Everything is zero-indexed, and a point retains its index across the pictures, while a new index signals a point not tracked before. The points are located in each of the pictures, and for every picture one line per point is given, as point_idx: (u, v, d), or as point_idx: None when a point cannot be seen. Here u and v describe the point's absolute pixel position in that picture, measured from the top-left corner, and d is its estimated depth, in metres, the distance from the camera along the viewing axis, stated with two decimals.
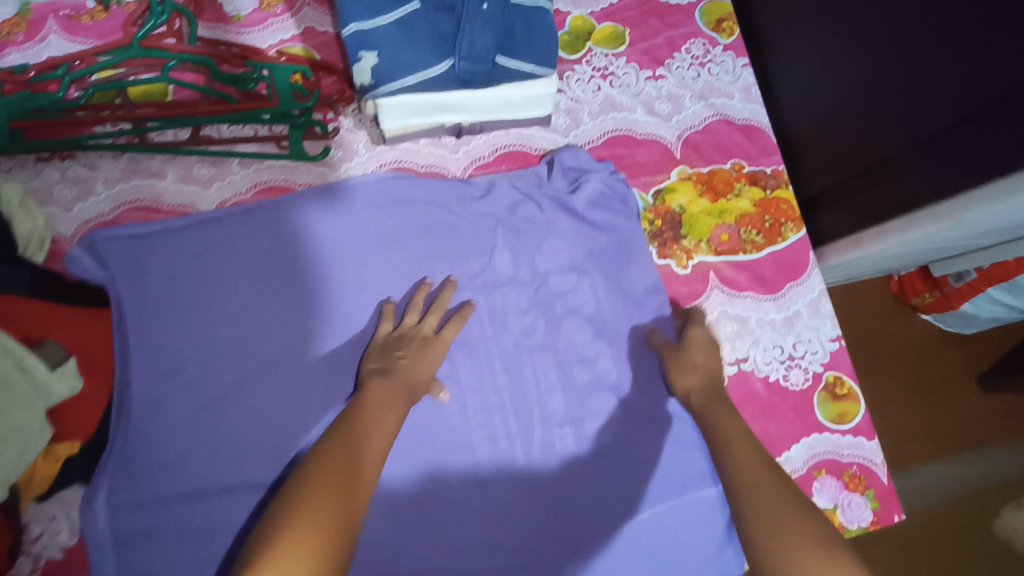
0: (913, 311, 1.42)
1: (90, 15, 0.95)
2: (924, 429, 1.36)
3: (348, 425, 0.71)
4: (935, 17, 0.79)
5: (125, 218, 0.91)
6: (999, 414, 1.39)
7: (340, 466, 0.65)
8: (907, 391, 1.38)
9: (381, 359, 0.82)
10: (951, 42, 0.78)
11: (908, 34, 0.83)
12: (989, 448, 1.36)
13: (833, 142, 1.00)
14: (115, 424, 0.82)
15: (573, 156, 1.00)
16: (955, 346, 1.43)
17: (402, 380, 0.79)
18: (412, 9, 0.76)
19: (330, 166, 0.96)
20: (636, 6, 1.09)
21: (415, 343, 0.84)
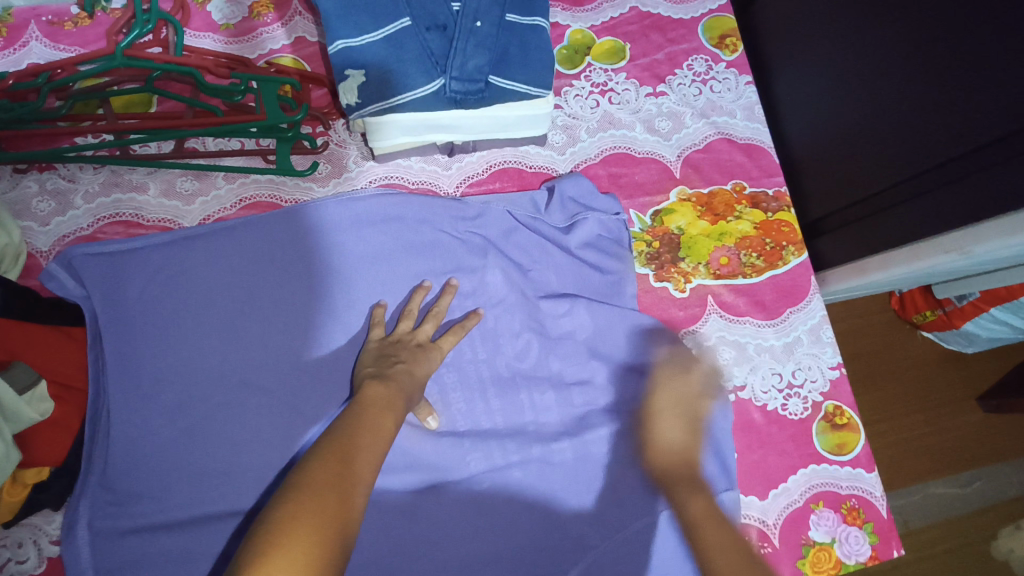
0: (912, 326, 1.39)
1: (73, 21, 0.92)
2: (923, 446, 1.33)
3: (343, 431, 0.67)
4: (951, 39, 0.76)
5: (105, 232, 0.88)
6: (1000, 430, 1.37)
7: (334, 475, 0.61)
8: (907, 408, 1.35)
9: (376, 364, 0.79)
10: (965, 66, 0.75)
11: (922, 56, 0.80)
12: (988, 467, 1.34)
13: (836, 166, 0.98)
14: (89, 447, 0.79)
15: (574, 186, 0.96)
16: (956, 363, 1.39)
17: (401, 386, 0.76)
18: (403, 25, 0.73)
19: (318, 182, 0.93)
20: (637, 20, 1.06)
21: (411, 348, 0.81)
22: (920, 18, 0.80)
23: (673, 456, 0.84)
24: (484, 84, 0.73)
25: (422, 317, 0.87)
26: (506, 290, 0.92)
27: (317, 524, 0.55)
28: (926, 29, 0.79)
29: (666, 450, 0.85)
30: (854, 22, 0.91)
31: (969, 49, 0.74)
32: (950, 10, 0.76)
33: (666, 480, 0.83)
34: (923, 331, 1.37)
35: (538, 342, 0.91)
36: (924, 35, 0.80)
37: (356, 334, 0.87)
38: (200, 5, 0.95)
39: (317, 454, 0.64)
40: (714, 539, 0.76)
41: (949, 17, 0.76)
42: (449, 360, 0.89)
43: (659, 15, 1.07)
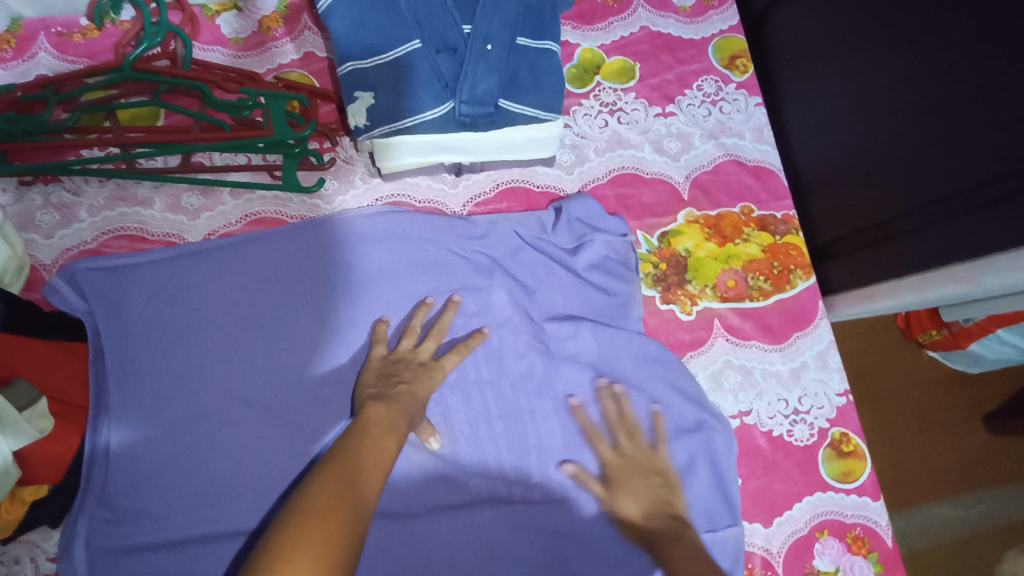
0: (918, 346, 1.38)
1: (81, 32, 0.92)
2: (926, 466, 1.32)
3: (347, 452, 0.67)
4: (967, 68, 0.76)
5: (109, 246, 0.87)
6: (1005, 452, 1.35)
7: (340, 494, 0.61)
8: (911, 427, 1.34)
9: (378, 384, 0.78)
10: (980, 96, 0.74)
11: (937, 84, 0.80)
12: (992, 489, 1.32)
13: (845, 191, 0.97)
14: (88, 465, 0.78)
15: (581, 207, 0.95)
16: (961, 384, 1.38)
17: (403, 406, 0.75)
18: (413, 48, 0.72)
19: (324, 199, 0.93)
20: (648, 40, 1.06)
21: (414, 367, 0.80)
22: (935, 45, 0.79)
23: (649, 520, 0.81)
24: (492, 108, 0.73)
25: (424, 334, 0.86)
26: (511, 310, 0.91)
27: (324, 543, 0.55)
28: (941, 57, 0.79)
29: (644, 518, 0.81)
30: (868, 47, 0.90)
31: (985, 79, 0.74)
32: (966, 38, 0.75)
33: (650, 541, 0.80)
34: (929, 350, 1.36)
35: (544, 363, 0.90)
36: (940, 62, 0.79)
37: (360, 353, 0.86)
38: (209, 19, 0.95)
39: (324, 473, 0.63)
40: None
41: (965, 45, 0.75)
42: (453, 381, 0.88)
43: (670, 35, 1.06)
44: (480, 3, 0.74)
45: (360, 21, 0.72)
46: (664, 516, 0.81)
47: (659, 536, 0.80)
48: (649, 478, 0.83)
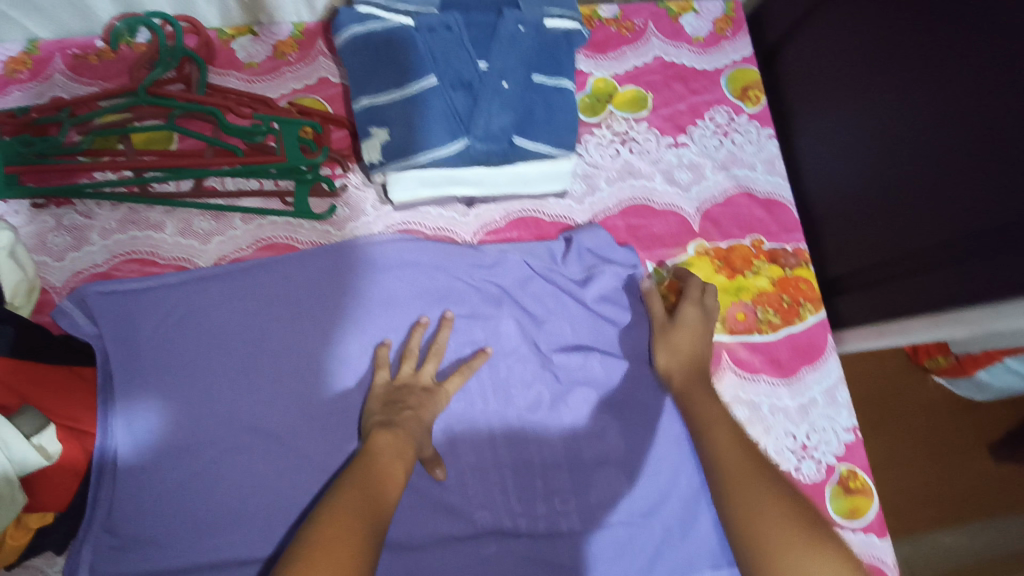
0: (925, 371, 1.37)
1: (97, 55, 0.93)
2: (931, 493, 1.30)
3: (360, 475, 0.67)
4: (994, 112, 0.76)
5: (119, 270, 0.87)
6: (1013, 480, 1.33)
7: (356, 514, 0.62)
8: (917, 454, 1.32)
9: (384, 411, 0.78)
10: (1006, 140, 0.75)
11: (962, 125, 0.80)
12: (998, 518, 1.30)
13: (858, 225, 0.97)
14: (94, 491, 0.78)
15: (591, 237, 0.94)
16: (969, 410, 1.36)
17: (409, 432, 0.75)
18: (429, 83, 0.72)
19: (335, 225, 0.93)
20: (661, 70, 1.06)
21: (417, 392, 0.81)
22: (962, 89, 0.80)
23: (690, 377, 0.85)
24: (507, 145, 0.74)
25: (423, 355, 0.86)
26: (520, 339, 0.91)
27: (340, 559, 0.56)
28: (968, 99, 0.79)
29: (686, 357, 0.86)
30: (888, 84, 0.90)
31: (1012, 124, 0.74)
32: (996, 83, 0.76)
33: (685, 399, 0.84)
34: (936, 376, 1.34)
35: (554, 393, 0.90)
36: (967, 105, 0.80)
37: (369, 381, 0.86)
38: (224, 43, 0.95)
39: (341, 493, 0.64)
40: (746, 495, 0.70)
41: (994, 90, 0.76)
42: (461, 411, 0.88)
43: (682, 66, 1.06)
44: (496, 40, 0.75)
45: (377, 58, 0.74)
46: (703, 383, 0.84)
47: (689, 386, 0.84)
48: (699, 349, 0.87)
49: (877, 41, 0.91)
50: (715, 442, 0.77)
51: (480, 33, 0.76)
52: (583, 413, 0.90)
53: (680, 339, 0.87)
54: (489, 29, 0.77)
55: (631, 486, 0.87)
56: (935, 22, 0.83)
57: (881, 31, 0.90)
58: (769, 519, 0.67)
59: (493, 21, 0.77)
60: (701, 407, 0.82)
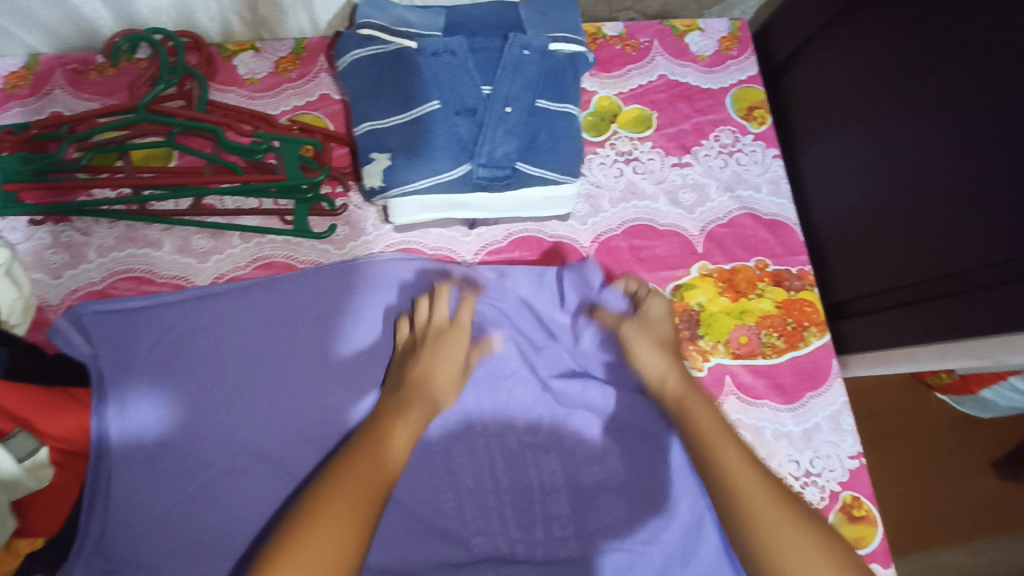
0: (928, 388, 1.35)
1: (98, 70, 0.92)
2: (934, 511, 1.28)
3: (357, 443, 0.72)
4: (1003, 142, 0.75)
5: (116, 288, 0.86)
6: (1017, 499, 1.31)
7: (357, 476, 0.67)
8: (919, 471, 1.30)
9: (398, 373, 0.83)
10: (1015, 172, 0.74)
11: (972, 154, 0.79)
12: (1001, 536, 1.28)
13: (864, 249, 0.96)
14: (87, 512, 0.77)
15: (578, 273, 0.91)
16: (972, 428, 1.35)
17: (415, 384, 0.80)
18: (432, 108, 0.73)
19: (335, 244, 0.92)
20: (666, 89, 1.05)
21: (426, 339, 0.85)
22: (971, 117, 0.79)
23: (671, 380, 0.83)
24: (510, 171, 0.73)
25: None
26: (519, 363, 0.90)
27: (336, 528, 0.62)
28: (977, 128, 0.78)
29: (661, 364, 0.84)
30: (896, 108, 0.89)
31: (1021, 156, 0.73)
32: (1005, 113, 0.75)
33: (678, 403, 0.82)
34: (939, 393, 1.33)
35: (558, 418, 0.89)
36: (977, 134, 0.78)
37: (367, 403, 0.85)
38: (226, 59, 0.95)
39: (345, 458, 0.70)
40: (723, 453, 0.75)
41: (1004, 120, 0.75)
42: (459, 433, 0.87)
43: (688, 84, 1.06)
44: (500, 66, 0.75)
45: (380, 84, 0.75)
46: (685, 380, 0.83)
47: (684, 394, 0.82)
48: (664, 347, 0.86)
49: (886, 65, 0.90)
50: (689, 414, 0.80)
51: (484, 59, 0.76)
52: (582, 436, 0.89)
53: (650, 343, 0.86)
54: (493, 55, 0.76)
55: (633, 511, 0.85)
56: (946, 49, 0.82)
57: (890, 55, 0.89)
58: (750, 482, 0.72)
59: (497, 47, 0.77)
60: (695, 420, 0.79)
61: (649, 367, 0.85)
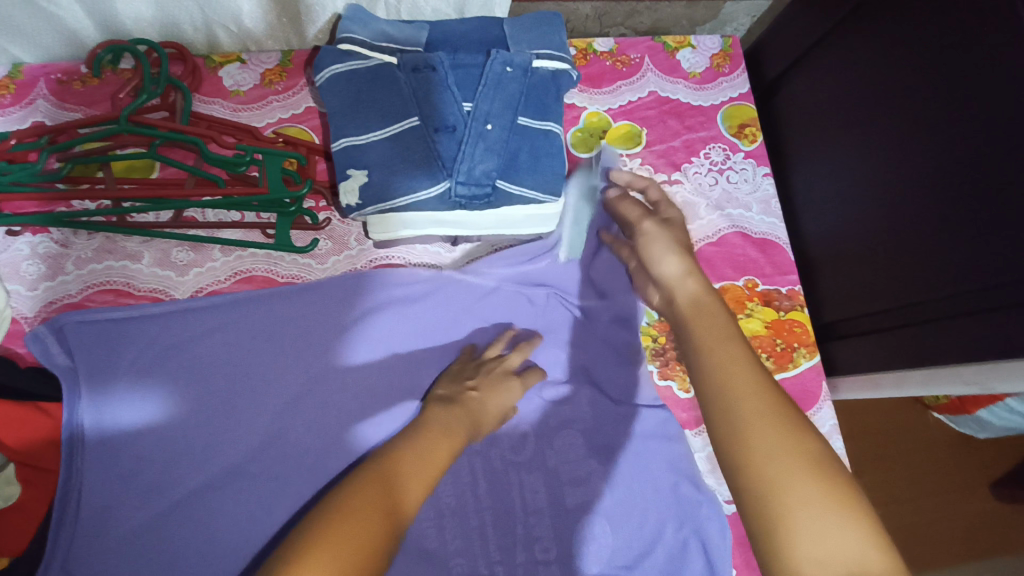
0: (924, 407, 1.33)
1: (82, 81, 0.91)
2: (927, 530, 1.26)
3: (351, 487, 0.60)
4: (991, 166, 0.75)
5: (93, 301, 0.85)
6: (1013, 519, 1.29)
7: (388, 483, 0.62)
8: (913, 489, 1.28)
9: (449, 386, 0.81)
10: (1007, 195, 0.73)
11: (960, 179, 0.78)
12: (998, 558, 1.25)
13: (854, 271, 0.95)
14: (53, 532, 0.72)
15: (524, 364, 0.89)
16: (968, 447, 1.32)
17: (468, 411, 0.77)
18: (411, 125, 0.73)
19: (316, 258, 0.91)
20: (656, 105, 1.04)
21: (489, 375, 0.83)
22: (960, 141, 0.78)
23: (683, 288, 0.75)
24: (490, 189, 0.73)
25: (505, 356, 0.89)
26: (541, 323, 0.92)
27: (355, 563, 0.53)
28: (971, 148, 0.77)
29: (677, 275, 0.78)
30: (885, 127, 0.89)
31: (1015, 180, 0.72)
32: (996, 135, 0.74)
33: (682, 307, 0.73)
34: (936, 412, 1.30)
35: (547, 423, 0.87)
36: (973, 154, 0.77)
37: (375, 438, 0.83)
38: (212, 70, 0.94)
39: (333, 503, 0.58)
40: (742, 383, 0.61)
41: (996, 142, 0.74)
42: None
43: (678, 101, 1.05)
44: (482, 83, 0.75)
45: (358, 98, 0.74)
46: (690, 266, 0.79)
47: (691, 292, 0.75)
48: (679, 246, 0.82)
49: (876, 84, 0.90)
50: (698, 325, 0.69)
51: (465, 76, 0.76)
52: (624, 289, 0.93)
53: (652, 242, 0.83)
54: (475, 72, 0.76)
55: (617, 534, 0.82)
56: (937, 69, 0.81)
57: (883, 75, 0.89)
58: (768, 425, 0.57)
59: (479, 63, 0.77)
60: (699, 321, 0.69)
61: (664, 267, 0.80)
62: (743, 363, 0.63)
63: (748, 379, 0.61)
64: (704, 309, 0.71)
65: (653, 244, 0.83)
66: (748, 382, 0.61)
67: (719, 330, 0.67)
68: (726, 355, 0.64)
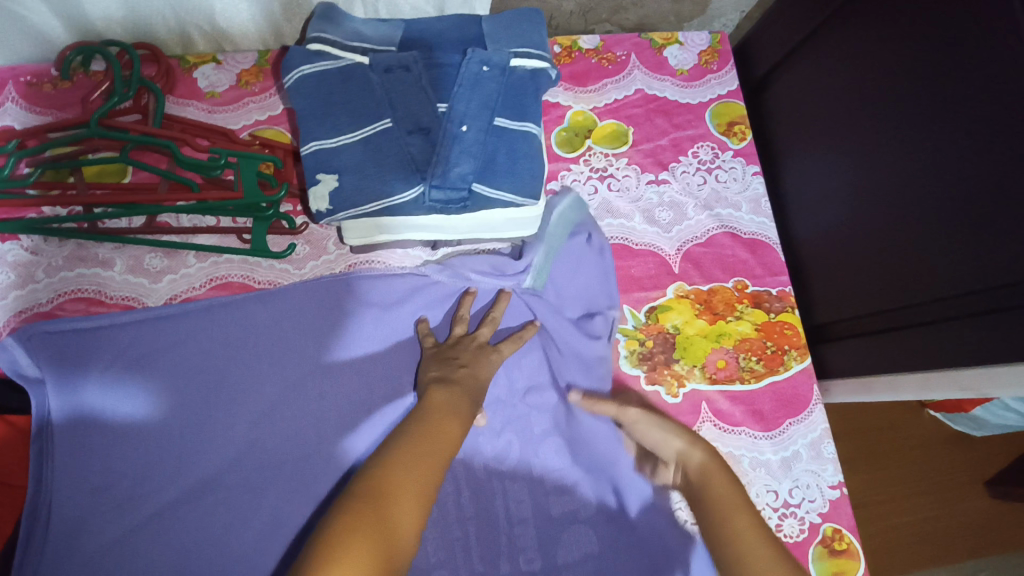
0: (919, 405, 1.31)
1: (52, 83, 0.89)
2: (924, 529, 1.24)
3: (341, 509, 0.58)
4: (984, 163, 0.73)
5: (63, 309, 0.83)
6: (1011, 517, 1.27)
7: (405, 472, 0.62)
8: (910, 488, 1.26)
9: (441, 367, 0.78)
10: (1001, 194, 0.71)
11: (953, 178, 0.76)
12: (995, 556, 1.24)
13: (846, 271, 0.93)
14: (24, 546, 0.71)
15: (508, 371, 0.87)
16: (964, 445, 1.30)
17: (466, 389, 0.76)
18: (383, 127, 0.72)
19: (294, 263, 0.89)
20: (643, 103, 1.02)
21: (471, 350, 0.81)
22: (953, 138, 0.76)
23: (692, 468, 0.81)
24: (467, 193, 0.71)
25: (476, 322, 0.87)
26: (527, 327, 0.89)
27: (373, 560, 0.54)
28: (965, 147, 0.75)
29: (687, 462, 0.81)
30: (876, 125, 0.87)
31: (1007, 179, 0.70)
32: (989, 133, 0.72)
33: (698, 484, 0.80)
34: (932, 410, 1.28)
35: (531, 430, 0.85)
36: (966, 152, 0.75)
37: (362, 448, 0.80)
38: (186, 71, 0.92)
39: (336, 527, 0.56)
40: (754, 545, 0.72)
41: (989, 140, 0.72)
42: None
43: (666, 99, 1.03)
44: (457, 83, 0.73)
45: (330, 100, 0.73)
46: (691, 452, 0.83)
47: (705, 472, 0.80)
48: (672, 426, 0.86)
49: (867, 81, 0.88)
50: (704, 480, 0.79)
51: (441, 75, 0.74)
52: (596, 293, 0.92)
53: (654, 426, 0.85)
54: (451, 71, 0.75)
55: (603, 544, 0.80)
56: (929, 65, 0.79)
57: (873, 73, 0.87)
58: None
59: (455, 63, 0.75)
60: (716, 496, 0.77)
61: (670, 446, 0.84)
62: (741, 512, 0.75)
63: (747, 522, 0.74)
64: (714, 475, 0.79)
65: (648, 428, 0.85)
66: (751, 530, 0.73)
67: (733, 498, 0.76)
68: (728, 505, 0.76)
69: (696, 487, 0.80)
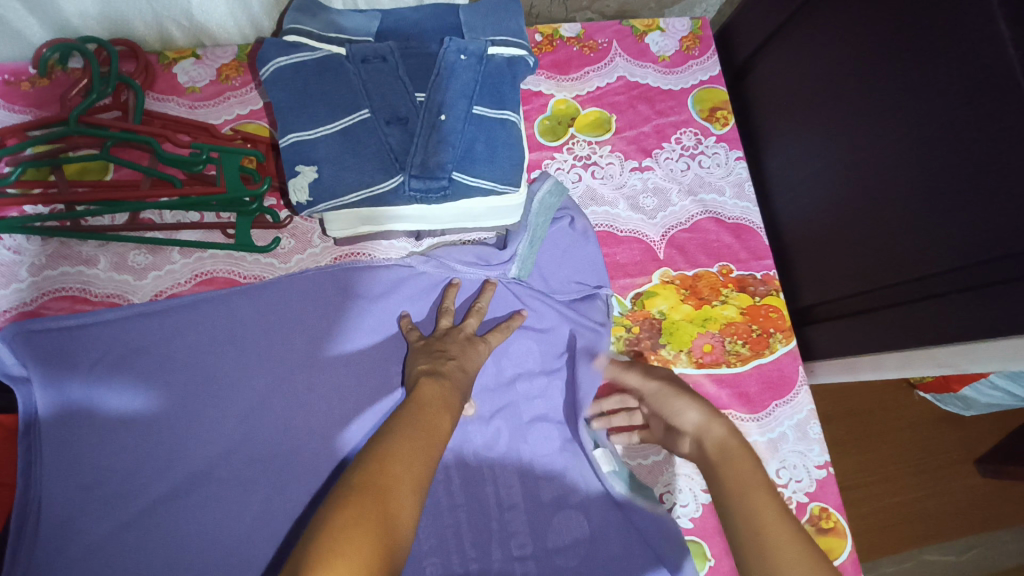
0: (910, 386, 1.32)
1: (31, 81, 0.88)
2: (916, 507, 1.25)
3: (342, 500, 0.56)
4: (959, 144, 0.73)
5: (48, 308, 0.83)
6: (1000, 494, 1.29)
7: (393, 464, 0.61)
8: (903, 468, 1.27)
9: (428, 359, 0.77)
10: (976, 174, 0.71)
11: (928, 160, 0.77)
12: (984, 532, 1.26)
13: (830, 252, 0.94)
14: (14, 544, 0.72)
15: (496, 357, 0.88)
16: (954, 425, 1.32)
17: (453, 382, 0.74)
18: (362, 117, 0.72)
19: (279, 257, 0.90)
20: (625, 90, 1.02)
21: (459, 341, 0.80)
22: (927, 120, 0.77)
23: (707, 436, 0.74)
24: (446, 182, 0.71)
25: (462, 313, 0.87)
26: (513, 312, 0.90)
27: (366, 547, 0.53)
28: (941, 127, 0.75)
29: (708, 428, 0.74)
30: (852, 108, 0.88)
31: (982, 158, 0.70)
32: (964, 113, 0.72)
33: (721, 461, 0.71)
34: (921, 391, 1.29)
35: (515, 412, 0.86)
36: (944, 131, 0.75)
37: (360, 435, 0.81)
38: (166, 67, 0.92)
39: (323, 520, 0.55)
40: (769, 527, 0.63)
41: (963, 119, 0.72)
42: None
43: (648, 86, 1.03)
44: (435, 72, 0.73)
45: (307, 92, 0.73)
46: (717, 424, 0.74)
47: (723, 441, 0.72)
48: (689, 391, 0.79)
49: (846, 62, 0.88)
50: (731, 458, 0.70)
51: (419, 65, 0.75)
52: (584, 280, 0.91)
53: (675, 391, 0.79)
54: (428, 61, 0.75)
55: (593, 527, 0.81)
56: (904, 47, 0.79)
57: (851, 55, 0.87)
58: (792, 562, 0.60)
59: (433, 53, 0.75)
60: (731, 472, 0.69)
61: (687, 417, 0.76)
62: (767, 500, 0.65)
63: (763, 495, 0.66)
64: (739, 452, 0.71)
65: (668, 399, 0.79)
66: (772, 511, 0.64)
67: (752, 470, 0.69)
68: (745, 474, 0.68)
69: (716, 465, 0.71)
